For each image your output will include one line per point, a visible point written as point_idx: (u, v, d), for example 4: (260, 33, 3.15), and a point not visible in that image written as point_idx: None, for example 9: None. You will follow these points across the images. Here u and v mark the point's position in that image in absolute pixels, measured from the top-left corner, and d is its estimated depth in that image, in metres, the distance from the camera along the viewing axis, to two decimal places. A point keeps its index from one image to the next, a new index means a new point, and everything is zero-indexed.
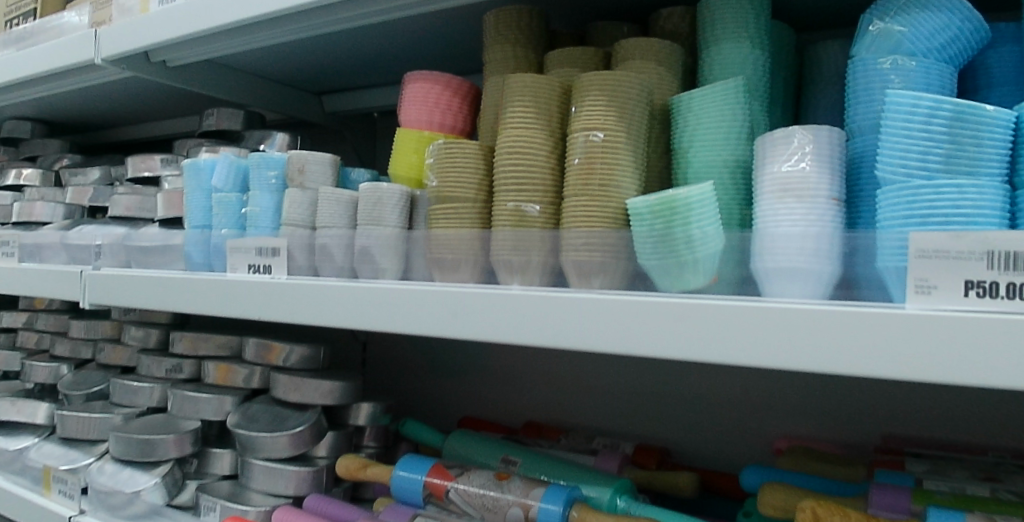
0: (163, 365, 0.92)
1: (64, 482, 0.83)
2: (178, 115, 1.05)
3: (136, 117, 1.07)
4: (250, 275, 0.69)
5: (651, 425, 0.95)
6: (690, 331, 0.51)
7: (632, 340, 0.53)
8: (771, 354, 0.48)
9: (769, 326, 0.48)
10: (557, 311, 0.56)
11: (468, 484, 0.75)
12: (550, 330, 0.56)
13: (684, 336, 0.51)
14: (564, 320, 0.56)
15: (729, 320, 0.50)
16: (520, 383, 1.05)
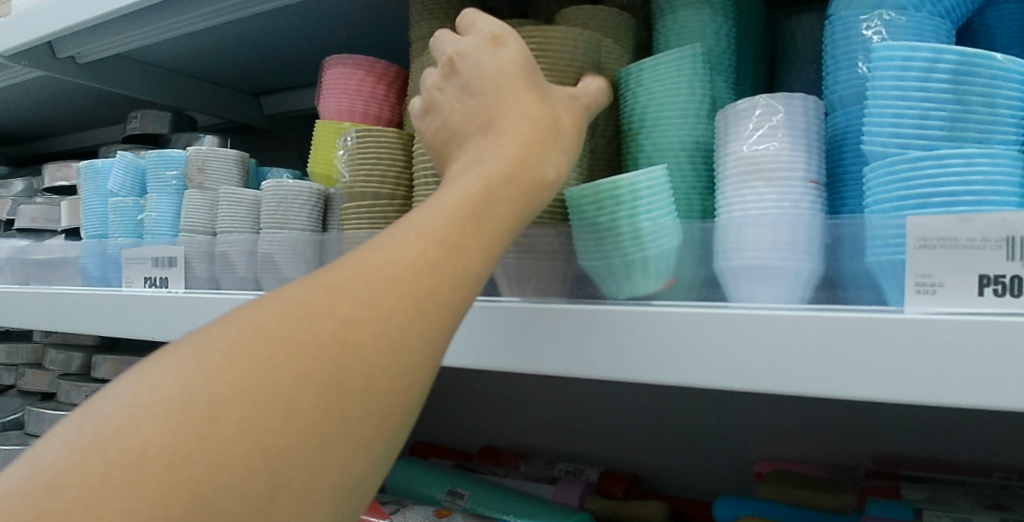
0: (83, 391, 0.78)
1: None
2: (109, 121, 0.97)
3: (66, 125, 1.00)
4: (145, 289, 0.60)
5: (625, 449, 0.86)
6: (636, 344, 0.43)
7: (571, 357, 0.46)
8: (726, 374, 0.40)
9: (722, 340, 0.40)
10: (483, 328, 0.50)
11: None
12: (475, 350, 0.50)
13: (627, 352, 0.44)
14: (491, 335, 0.49)
15: (680, 333, 0.42)
16: (485, 404, 0.96)
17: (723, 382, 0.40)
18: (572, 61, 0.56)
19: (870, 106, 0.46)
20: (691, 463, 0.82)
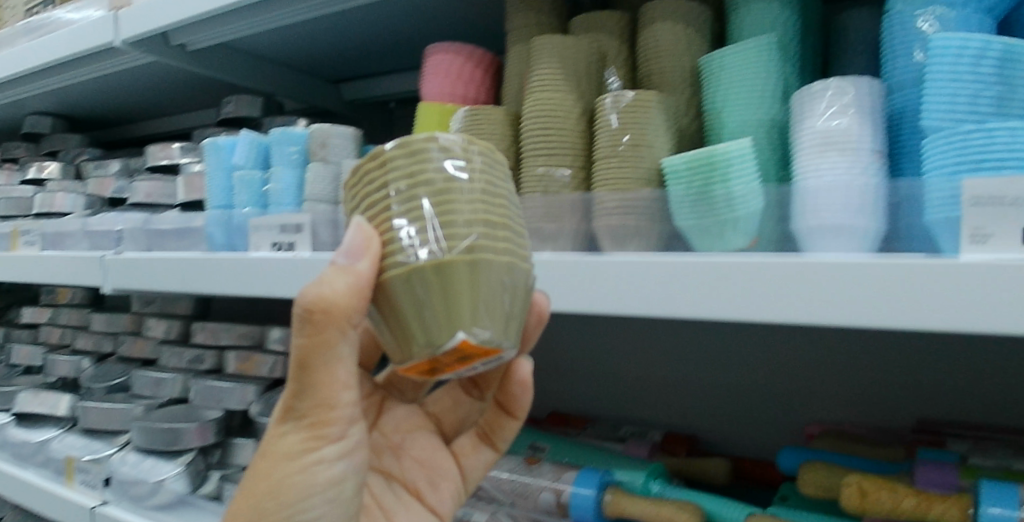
0: (184, 356, 0.84)
1: (87, 472, 0.76)
2: (200, 106, 1.05)
3: (159, 110, 1.07)
4: (273, 253, 0.66)
5: (680, 416, 0.92)
6: (738, 288, 0.49)
7: (671, 303, 0.52)
8: (829, 310, 0.46)
9: (817, 281, 0.46)
10: (589, 283, 0.56)
11: (498, 469, 0.73)
12: (585, 300, 0.56)
13: (727, 290, 0.49)
14: (599, 288, 0.56)
15: (773, 279, 0.48)
16: (546, 374, 1.03)
17: (821, 319, 0.46)
18: (589, 57, 0.65)
19: (929, 85, 0.53)
20: (743, 428, 0.88)
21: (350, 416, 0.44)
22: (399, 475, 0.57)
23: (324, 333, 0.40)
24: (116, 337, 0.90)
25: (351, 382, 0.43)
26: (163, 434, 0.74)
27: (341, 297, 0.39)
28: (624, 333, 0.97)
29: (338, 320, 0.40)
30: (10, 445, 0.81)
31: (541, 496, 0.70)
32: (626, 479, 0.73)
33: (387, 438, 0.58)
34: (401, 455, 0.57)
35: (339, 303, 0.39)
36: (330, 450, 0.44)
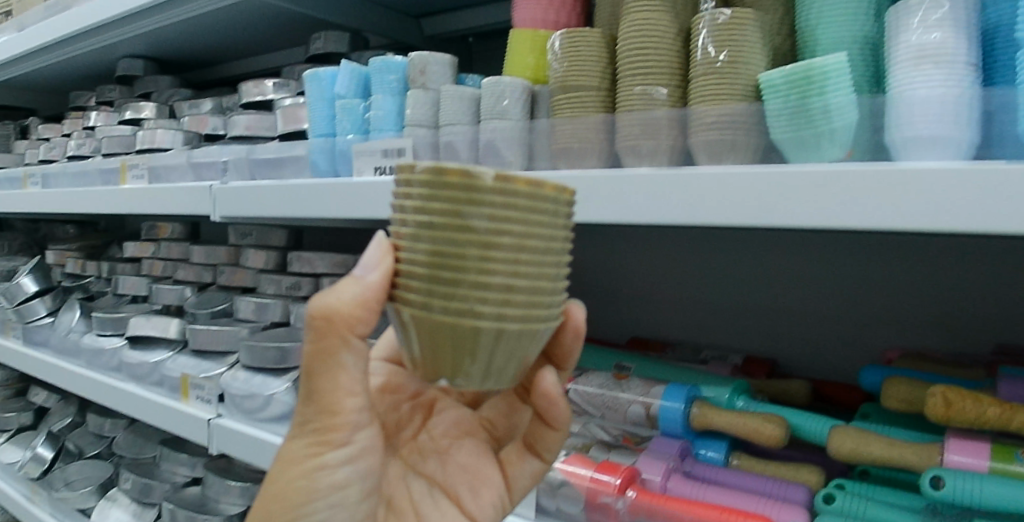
0: (282, 283, 0.88)
1: (200, 387, 0.81)
2: (285, 46, 1.08)
3: (245, 49, 1.10)
4: (376, 177, 0.69)
5: (753, 342, 0.95)
6: (833, 197, 0.49)
7: (768, 213, 0.52)
8: (933, 219, 0.46)
9: (923, 190, 0.46)
10: (681, 192, 0.57)
11: (588, 385, 0.78)
12: (673, 214, 0.57)
13: (825, 202, 0.50)
14: (690, 199, 0.56)
15: (871, 188, 0.48)
16: (620, 304, 1.07)
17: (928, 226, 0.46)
18: None
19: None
20: (814, 353, 0.91)
21: (357, 422, 0.48)
22: (443, 481, 0.57)
23: (325, 341, 0.45)
24: (214, 268, 0.95)
25: (355, 389, 0.47)
26: (275, 352, 0.78)
27: (344, 309, 0.44)
28: (695, 262, 0.99)
29: (341, 331, 0.45)
30: (127, 366, 0.87)
31: (630, 409, 0.74)
32: (711, 396, 0.77)
33: (436, 442, 0.59)
34: (446, 462, 0.58)
35: (342, 312, 0.44)
36: (335, 455, 0.48)
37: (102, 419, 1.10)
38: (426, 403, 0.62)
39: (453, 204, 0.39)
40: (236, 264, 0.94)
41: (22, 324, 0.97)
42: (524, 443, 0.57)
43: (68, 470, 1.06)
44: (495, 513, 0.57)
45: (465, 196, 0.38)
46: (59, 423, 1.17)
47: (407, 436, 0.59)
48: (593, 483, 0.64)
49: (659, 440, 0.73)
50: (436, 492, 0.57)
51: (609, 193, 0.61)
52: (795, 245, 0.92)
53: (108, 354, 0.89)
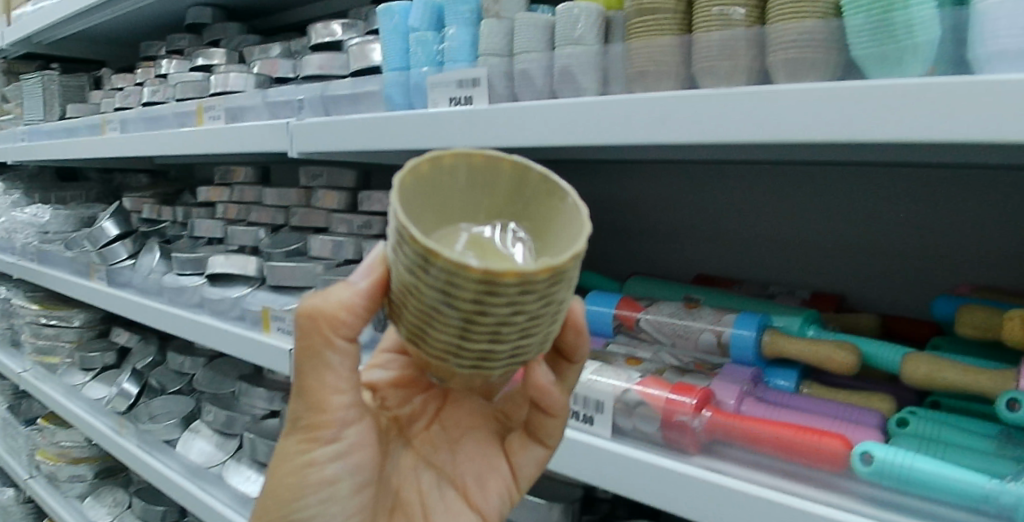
0: (354, 222, 0.90)
1: (282, 320, 0.82)
2: None
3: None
4: (452, 107, 0.71)
5: (818, 278, 0.95)
6: (926, 103, 0.48)
7: (857, 127, 0.51)
8: None
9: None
10: (763, 107, 0.55)
11: (658, 313, 0.78)
12: (750, 128, 0.55)
13: (918, 111, 0.48)
14: (770, 113, 0.54)
15: (970, 94, 0.46)
16: (682, 244, 1.05)
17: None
18: None
19: None
20: (883, 289, 0.90)
21: (344, 419, 0.51)
22: (451, 473, 0.59)
23: (310, 340, 0.47)
24: (286, 210, 0.98)
25: (342, 387, 0.50)
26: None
27: (327, 309, 0.47)
28: (761, 198, 0.98)
29: (324, 332, 0.47)
30: (208, 302, 0.91)
31: (702, 337, 0.75)
32: (782, 325, 0.79)
33: (448, 433, 0.59)
34: (455, 454, 0.59)
35: (326, 310, 0.47)
36: (323, 452, 0.51)
37: (181, 357, 1.14)
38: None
39: (423, 268, 0.36)
40: (307, 205, 0.97)
41: (106, 265, 1.02)
42: (528, 433, 0.59)
43: (152, 405, 1.12)
44: (501, 503, 0.59)
45: (434, 268, 0.36)
46: (141, 362, 1.21)
47: (419, 428, 0.60)
48: (669, 403, 0.65)
49: (731, 366, 0.74)
50: (445, 482, 0.59)
51: (679, 115, 0.59)
52: (868, 178, 0.90)
53: (189, 292, 0.93)
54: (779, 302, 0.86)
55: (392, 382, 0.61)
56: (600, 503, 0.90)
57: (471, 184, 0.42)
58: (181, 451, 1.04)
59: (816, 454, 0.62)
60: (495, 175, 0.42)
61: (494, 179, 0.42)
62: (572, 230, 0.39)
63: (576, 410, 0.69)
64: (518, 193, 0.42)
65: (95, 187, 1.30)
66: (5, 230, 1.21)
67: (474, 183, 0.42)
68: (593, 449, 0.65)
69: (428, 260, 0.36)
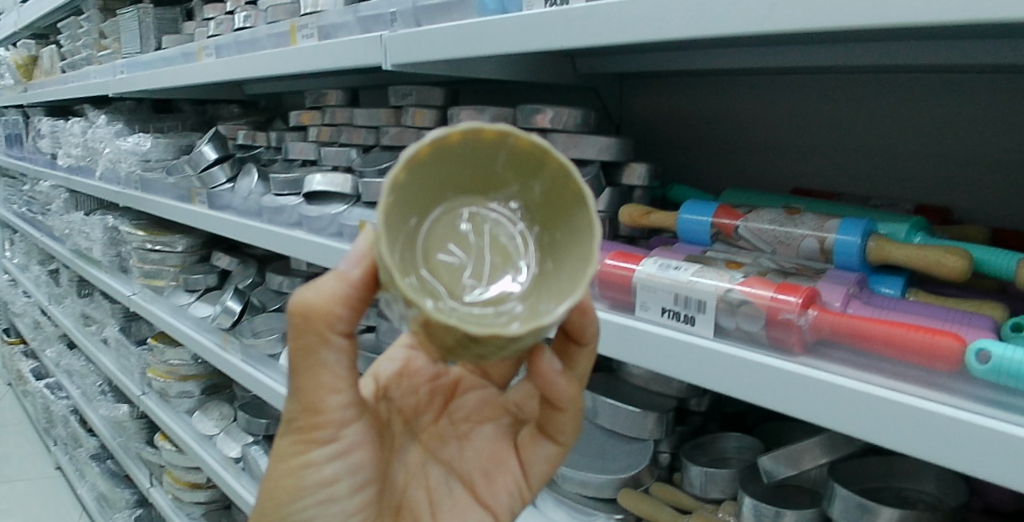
0: None
1: None
2: None
3: None
4: (547, 9, 0.69)
5: (922, 192, 0.91)
6: None
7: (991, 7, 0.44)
8: None
9: None
10: None
11: (758, 221, 0.78)
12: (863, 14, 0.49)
13: None
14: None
15: None
16: (774, 159, 1.03)
17: None
18: None
19: None
20: (993, 201, 0.86)
21: (341, 419, 0.56)
22: (459, 468, 0.65)
23: (306, 338, 0.51)
24: (376, 131, 1.02)
25: (337, 387, 0.54)
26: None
27: (320, 307, 0.50)
28: (862, 110, 0.94)
29: (325, 335, 0.51)
30: (307, 220, 0.94)
31: (804, 243, 0.75)
32: (888, 232, 0.76)
33: (456, 427, 0.65)
34: (464, 445, 0.65)
35: (318, 307, 0.50)
36: (320, 454, 0.56)
37: (280, 276, 1.22)
38: (448, 386, 0.65)
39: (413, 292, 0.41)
40: (397, 125, 0.99)
41: (207, 188, 1.08)
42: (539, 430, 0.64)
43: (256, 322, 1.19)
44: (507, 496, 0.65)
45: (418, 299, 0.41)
46: (243, 282, 1.30)
47: (427, 421, 0.65)
48: (774, 302, 0.64)
49: (834, 272, 0.72)
50: (453, 476, 0.65)
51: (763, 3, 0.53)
52: (987, 86, 0.85)
53: (288, 212, 0.98)
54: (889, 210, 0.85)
55: (399, 375, 0.64)
56: (691, 415, 0.92)
57: (478, 156, 0.45)
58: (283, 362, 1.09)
59: (928, 352, 0.59)
60: (507, 152, 0.44)
61: (496, 151, 0.45)
62: (573, 231, 0.43)
63: (677, 310, 0.68)
64: (531, 166, 0.45)
65: (192, 118, 1.43)
66: (112, 160, 1.29)
67: (482, 155, 0.44)
68: (694, 348, 0.65)
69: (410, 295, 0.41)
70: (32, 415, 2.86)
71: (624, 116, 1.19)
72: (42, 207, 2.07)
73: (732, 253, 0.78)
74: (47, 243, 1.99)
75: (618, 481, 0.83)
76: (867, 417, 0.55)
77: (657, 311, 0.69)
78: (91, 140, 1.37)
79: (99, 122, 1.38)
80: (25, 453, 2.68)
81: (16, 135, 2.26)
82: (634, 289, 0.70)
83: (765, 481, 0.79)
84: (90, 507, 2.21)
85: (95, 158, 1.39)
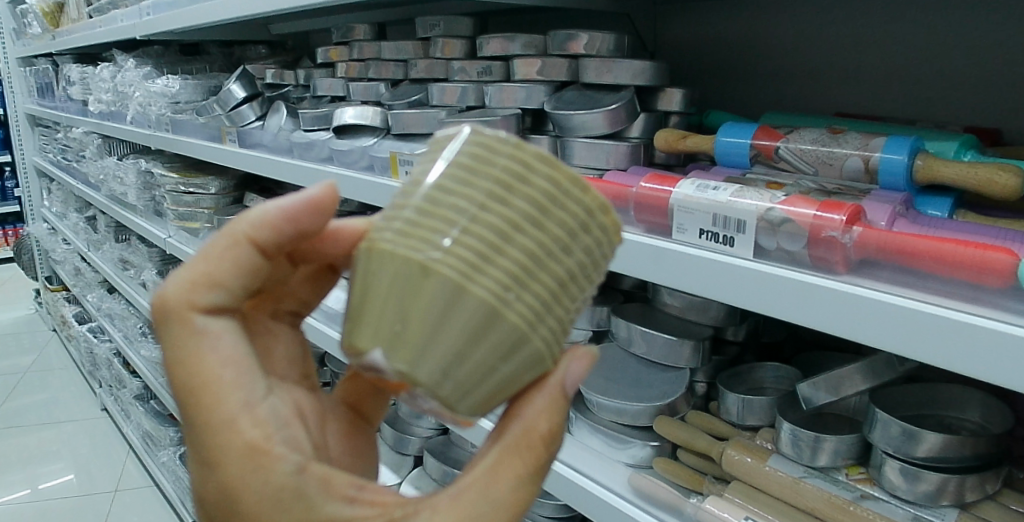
0: (475, 68, 0.92)
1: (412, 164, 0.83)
2: None
3: None
4: None
5: (972, 113, 0.87)
6: None
7: None
8: None
9: None
10: None
11: (799, 142, 0.76)
12: None
13: None
14: None
15: None
16: (813, 82, 0.99)
17: None
18: None
19: None
20: None
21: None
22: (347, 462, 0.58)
23: (507, 462, 0.46)
24: (405, 64, 1.01)
25: None
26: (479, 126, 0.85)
27: (546, 432, 0.45)
28: (908, 29, 0.90)
29: (536, 467, 0.46)
30: (337, 155, 0.94)
31: (848, 163, 0.72)
32: (935, 151, 0.73)
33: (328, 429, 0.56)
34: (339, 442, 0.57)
35: (540, 435, 0.45)
36: None
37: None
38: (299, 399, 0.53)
39: (587, 248, 0.42)
40: (425, 56, 0.99)
41: (236, 127, 1.09)
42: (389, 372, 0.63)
43: None
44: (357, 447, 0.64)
45: (597, 248, 0.42)
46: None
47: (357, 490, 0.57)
48: (816, 221, 0.61)
49: (880, 191, 0.69)
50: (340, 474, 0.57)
51: None
52: None
53: (318, 147, 0.97)
54: (942, 130, 0.81)
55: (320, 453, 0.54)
56: (727, 345, 0.91)
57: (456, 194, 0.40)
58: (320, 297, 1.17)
59: (978, 268, 0.55)
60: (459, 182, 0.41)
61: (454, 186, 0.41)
62: None
63: (715, 232, 0.66)
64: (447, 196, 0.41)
65: (219, 59, 1.44)
66: (142, 103, 1.30)
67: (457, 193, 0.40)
68: (734, 270, 0.63)
69: (601, 232, 0.42)
70: (77, 359, 2.97)
71: (658, 44, 1.16)
72: (77, 154, 2.11)
73: (773, 174, 0.76)
74: (83, 190, 2.03)
75: (654, 409, 0.84)
76: (919, 339, 0.53)
77: (695, 233, 0.67)
78: (120, 84, 1.38)
79: (127, 65, 1.39)
80: (73, 395, 2.79)
81: (47, 84, 2.28)
82: (671, 211, 0.69)
83: (804, 408, 0.78)
84: (135, 445, 2.30)
85: (126, 103, 1.40)
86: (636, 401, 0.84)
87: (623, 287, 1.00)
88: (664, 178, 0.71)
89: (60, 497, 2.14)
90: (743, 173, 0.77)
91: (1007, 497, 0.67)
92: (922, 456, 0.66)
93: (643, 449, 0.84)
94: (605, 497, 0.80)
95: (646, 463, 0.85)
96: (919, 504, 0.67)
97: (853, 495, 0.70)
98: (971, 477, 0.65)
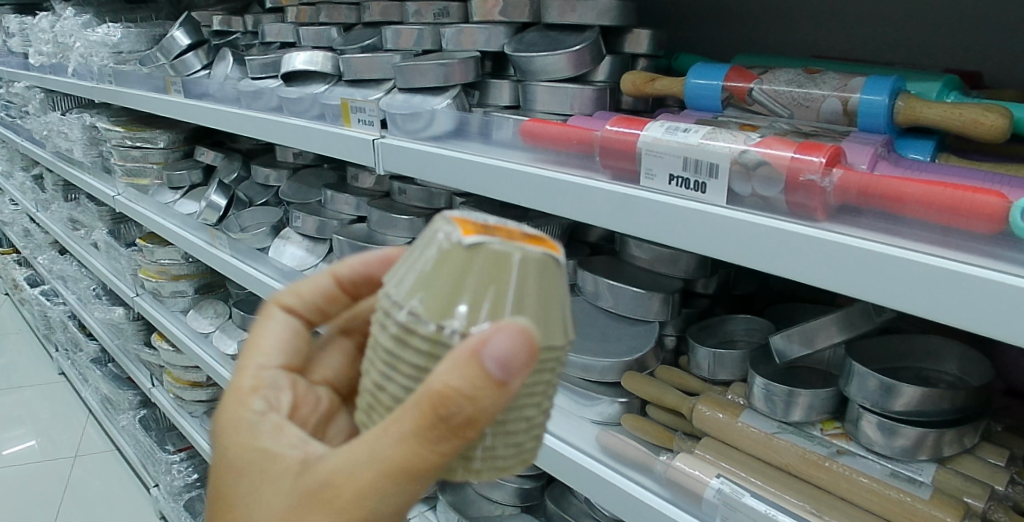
0: (430, 9, 0.86)
1: (364, 111, 0.83)
2: None
3: None
4: None
5: (954, 54, 0.83)
6: None
7: None
8: None
9: None
10: None
11: (774, 83, 0.72)
12: None
13: None
14: None
15: None
16: (785, 24, 0.95)
17: None
18: None
19: None
20: None
21: None
22: None
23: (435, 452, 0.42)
24: (357, 7, 0.95)
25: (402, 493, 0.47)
26: (436, 70, 0.79)
27: (474, 415, 0.40)
28: None
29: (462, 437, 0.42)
30: (286, 103, 0.92)
31: (826, 104, 0.68)
32: (917, 92, 0.69)
33: None
34: None
35: (470, 421, 0.41)
36: None
37: (267, 169, 1.20)
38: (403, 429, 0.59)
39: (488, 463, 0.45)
40: None
41: (180, 77, 1.05)
42: None
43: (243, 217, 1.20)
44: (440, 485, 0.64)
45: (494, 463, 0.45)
46: (229, 177, 1.27)
47: None
48: (793, 162, 0.57)
49: (859, 134, 0.65)
50: None
51: None
52: None
53: (266, 96, 0.94)
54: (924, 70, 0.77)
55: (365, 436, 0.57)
56: (698, 298, 0.88)
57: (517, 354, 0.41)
58: (275, 254, 1.09)
59: (965, 212, 0.51)
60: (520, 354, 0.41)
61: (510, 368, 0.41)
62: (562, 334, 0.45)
63: (686, 177, 0.62)
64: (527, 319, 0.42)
65: (166, 8, 1.37)
66: (82, 52, 1.24)
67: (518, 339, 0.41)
68: (704, 217, 0.59)
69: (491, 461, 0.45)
70: (33, 322, 2.89)
71: None
72: (20, 111, 2.01)
73: (747, 117, 0.71)
74: (28, 147, 1.94)
75: (622, 365, 0.81)
76: (899, 289, 0.49)
77: (664, 180, 0.63)
78: (58, 34, 1.30)
79: (66, 14, 1.31)
80: (31, 360, 2.73)
81: None
82: (640, 155, 0.64)
83: (777, 362, 0.75)
84: (95, 409, 2.25)
85: (67, 54, 1.33)
86: (604, 358, 0.81)
87: (591, 239, 0.96)
88: (631, 119, 0.67)
89: (20, 464, 2.09)
90: (714, 116, 0.72)
91: (985, 450, 0.65)
92: (900, 410, 0.63)
93: (610, 406, 0.82)
94: (574, 456, 0.77)
95: (614, 420, 0.82)
96: (897, 459, 0.65)
97: (829, 450, 0.68)
98: (950, 432, 0.62)
